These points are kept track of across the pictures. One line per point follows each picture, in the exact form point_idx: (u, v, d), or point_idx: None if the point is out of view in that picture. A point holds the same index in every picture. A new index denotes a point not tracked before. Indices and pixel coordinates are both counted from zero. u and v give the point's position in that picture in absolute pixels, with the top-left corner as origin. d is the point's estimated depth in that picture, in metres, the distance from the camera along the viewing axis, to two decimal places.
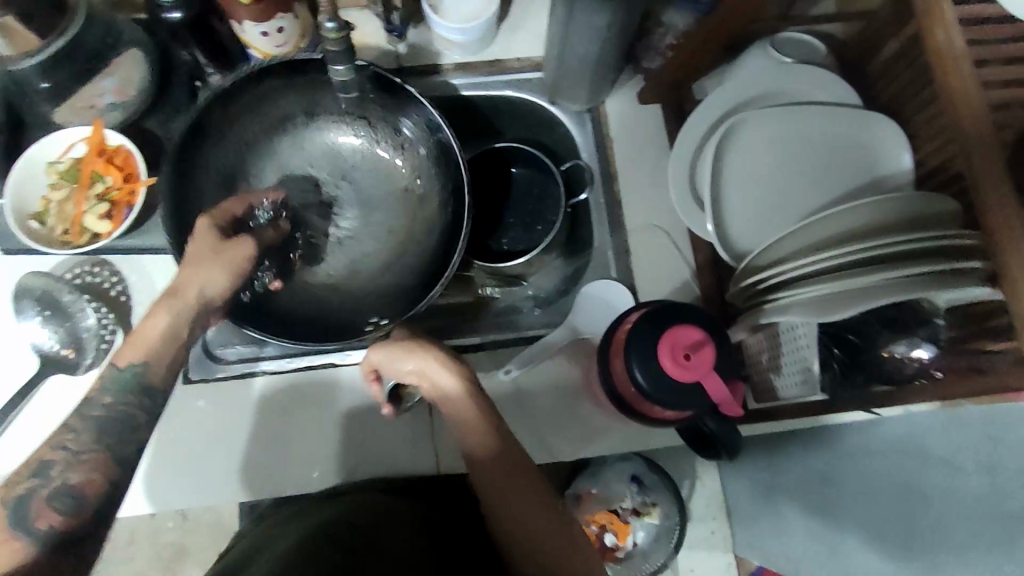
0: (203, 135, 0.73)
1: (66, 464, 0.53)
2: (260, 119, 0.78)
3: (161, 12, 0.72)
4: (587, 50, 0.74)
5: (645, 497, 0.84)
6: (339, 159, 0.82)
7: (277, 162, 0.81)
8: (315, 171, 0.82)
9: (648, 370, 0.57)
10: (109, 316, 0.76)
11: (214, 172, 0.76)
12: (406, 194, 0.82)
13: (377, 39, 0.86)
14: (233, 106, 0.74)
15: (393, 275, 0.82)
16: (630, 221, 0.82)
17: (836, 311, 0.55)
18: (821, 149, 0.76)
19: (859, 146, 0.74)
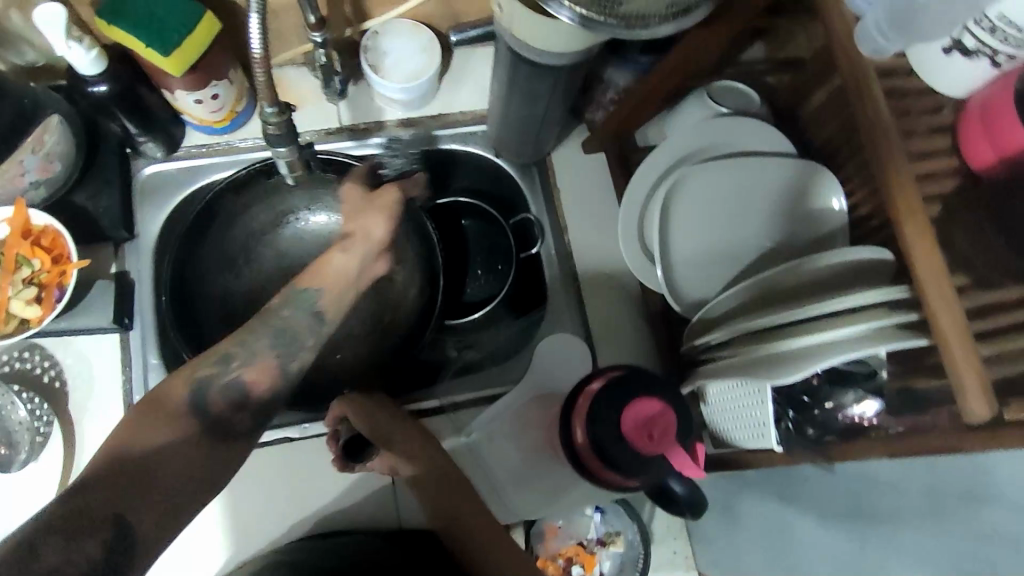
0: (208, 237, 0.82)
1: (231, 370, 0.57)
2: (265, 211, 0.86)
3: (87, 86, 0.70)
4: (532, 109, 0.75)
5: (609, 527, 0.85)
6: (324, 232, 0.89)
7: (279, 244, 0.88)
8: (311, 247, 0.89)
9: (607, 435, 0.60)
10: (43, 406, 0.72)
11: (221, 257, 0.85)
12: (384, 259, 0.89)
13: (318, 98, 0.85)
14: (238, 201, 0.83)
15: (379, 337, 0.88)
16: (582, 273, 0.83)
17: (779, 374, 0.58)
18: (758, 197, 0.78)
19: (795, 193, 0.77)
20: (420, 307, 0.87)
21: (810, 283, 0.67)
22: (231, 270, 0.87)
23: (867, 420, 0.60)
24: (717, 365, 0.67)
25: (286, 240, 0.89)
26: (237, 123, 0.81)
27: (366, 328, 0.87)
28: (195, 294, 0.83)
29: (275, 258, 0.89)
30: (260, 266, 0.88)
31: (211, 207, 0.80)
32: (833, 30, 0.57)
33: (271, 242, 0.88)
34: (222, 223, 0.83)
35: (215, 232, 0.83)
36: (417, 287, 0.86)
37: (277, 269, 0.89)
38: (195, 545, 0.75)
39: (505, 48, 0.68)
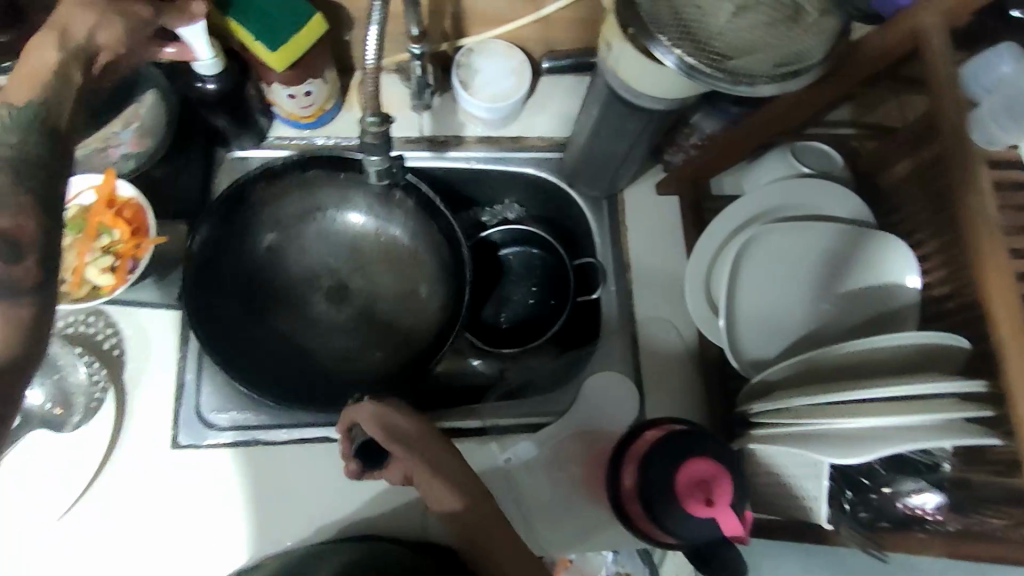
0: (235, 221, 0.82)
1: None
2: (296, 203, 0.86)
3: (197, 82, 0.72)
4: (615, 143, 0.75)
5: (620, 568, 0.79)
6: (353, 236, 0.88)
7: (305, 244, 0.88)
8: (340, 251, 0.88)
9: (660, 489, 0.59)
10: (101, 371, 0.75)
11: (252, 249, 0.85)
12: (411, 259, 0.88)
13: (402, 105, 0.86)
14: (271, 188, 0.82)
15: (394, 352, 0.87)
16: (639, 313, 0.83)
17: (840, 453, 0.56)
18: (815, 258, 0.77)
19: (855, 263, 0.75)
20: (441, 322, 0.86)
21: (875, 360, 0.65)
22: (257, 260, 0.85)
23: (924, 510, 0.59)
24: (772, 432, 0.66)
25: (311, 235, 0.88)
26: (323, 120, 0.84)
27: (386, 341, 0.88)
28: (221, 282, 0.82)
29: (298, 259, 0.88)
30: (282, 265, 0.87)
31: (241, 193, 0.80)
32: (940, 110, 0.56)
33: (296, 241, 0.88)
34: (252, 207, 0.83)
35: (240, 220, 0.82)
36: (441, 302, 0.88)
37: (299, 268, 0.88)
38: (215, 530, 0.73)
39: (602, 83, 0.69)
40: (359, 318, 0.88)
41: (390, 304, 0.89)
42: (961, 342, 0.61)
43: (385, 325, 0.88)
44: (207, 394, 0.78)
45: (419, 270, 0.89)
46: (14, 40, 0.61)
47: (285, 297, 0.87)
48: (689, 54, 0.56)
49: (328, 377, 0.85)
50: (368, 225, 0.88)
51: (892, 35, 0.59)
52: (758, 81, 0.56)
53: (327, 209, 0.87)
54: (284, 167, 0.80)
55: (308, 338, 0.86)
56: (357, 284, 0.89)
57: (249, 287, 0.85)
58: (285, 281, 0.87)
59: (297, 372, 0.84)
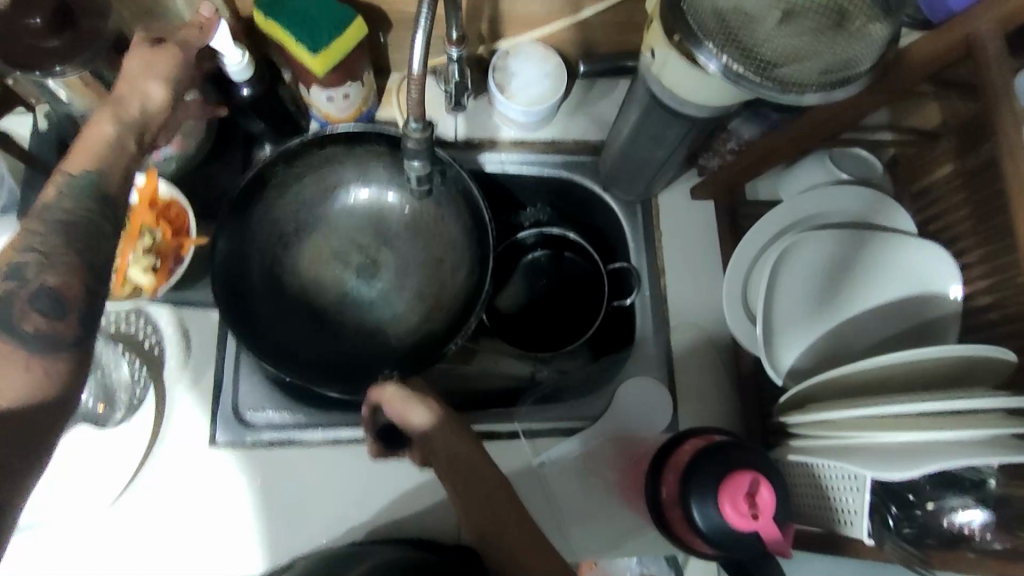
0: (263, 202, 0.82)
1: (39, 265, 0.49)
2: (316, 182, 0.86)
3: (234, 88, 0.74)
4: (653, 149, 0.75)
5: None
6: (381, 211, 0.89)
7: (331, 224, 0.89)
8: (369, 230, 0.89)
9: (701, 503, 0.58)
10: (142, 368, 0.78)
11: (280, 231, 0.86)
12: (439, 231, 0.89)
13: (438, 108, 0.86)
14: (289, 170, 0.82)
15: (423, 330, 0.88)
16: (673, 319, 0.83)
17: (885, 467, 0.55)
18: (851, 241, 0.76)
19: (896, 250, 0.74)
20: (467, 296, 0.87)
21: (918, 372, 0.63)
22: (280, 244, 0.86)
23: (970, 529, 0.59)
24: (811, 445, 0.65)
25: (338, 213, 0.88)
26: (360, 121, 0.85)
27: (417, 305, 0.89)
28: (246, 275, 0.82)
29: (325, 240, 0.89)
30: (309, 246, 0.88)
31: (265, 174, 0.79)
32: (995, 121, 0.55)
33: (322, 221, 0.88)
34: (274, 191, 0.82)
35: (268, 200, 0.83)
36: (467, 268, 0.88)
37: (326, 249, 0.89)
38: (253, 528, 0.75)
39: (644, 90, 0.68)
40: (388, 294, 0.89)
41: (420, 276, 0.89)
42: (1009, 356, 0.60)
43: (416, 303, 0.89)
44: (244, 393, 0.80)
45: (446, 238, 0.88)
46: (64, 46, 0.62)
47: (313, 284, 0.87)
48: (736, 62, 0.55)
49: (356, 358, 0.86)
50: (394, 197, 0.89)
51: (945, 42, 0.58)
52: (808, 90, 0.55)
53: (348, 185, 0.88)
54: (301, 146, 0.79)
55: (339, 316, 0.87)
56: (386, 259, 0.89)
57: (275, 274, 0.85)
58: (315, 263, 0.88)
59: (326, 354, 0.85)
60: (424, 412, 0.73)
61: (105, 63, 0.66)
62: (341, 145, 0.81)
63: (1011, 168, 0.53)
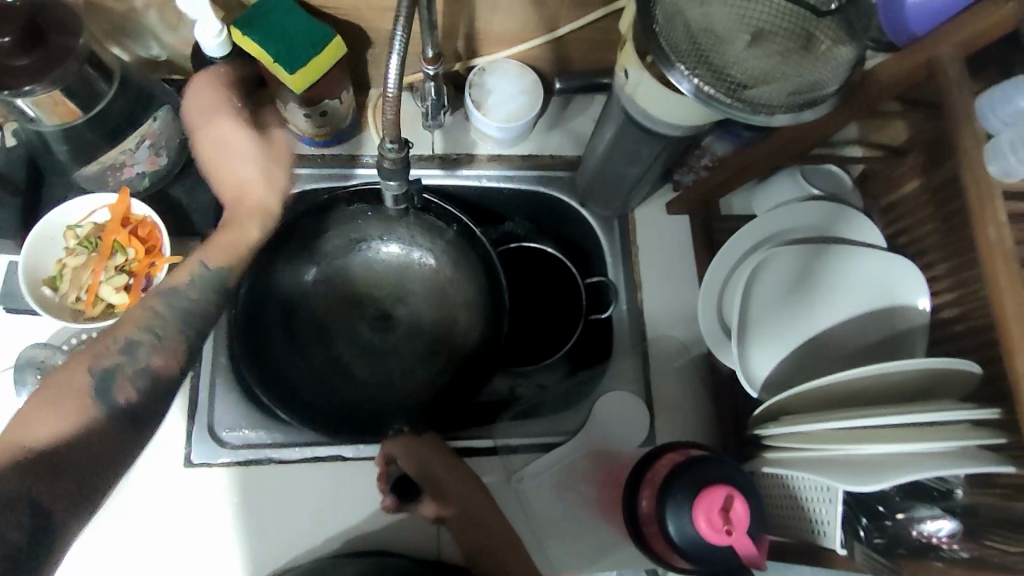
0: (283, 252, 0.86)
1: (151, 348, 0.63)
2: (339, 237, 0.89)
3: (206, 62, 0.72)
4: (628, 166, 0.76)
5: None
6: (398, 268, 0.92)
7: (352, 279, 0.91)
8: (388, 286, 0.92)
9: (676, 518, 0.59)
10: None
11: (301, 285, 0.89)
12: (446, 279, 0.92)
13: (415, 124, 0.86)
14: (315, 224, 0.86)
15: (433, 373, 0.92)
16: (650, 333, 0.84)
17: (856, 480, 0.56)
18: (837, 273, 0.78)
19: (878, 279, 0.75)
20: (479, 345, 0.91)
21: (887, 385, 0.65)
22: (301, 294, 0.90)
23: (939, 539, 0.60)
24: (786, 456, 0.66)
25: (355, 265, 0.91)
26: (335, 140, 0.84)
27: (430, 355, 0.92)
28: (264, 317, 0.87)
29: (342, 291, 0.91)
30: (329, 299, 0.91)
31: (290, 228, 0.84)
32: (956, 143, 0.57)
33: (342, 276, 0.91)
34: (302, 241, 0.87)
35: (290, 249, 0.87)
36: (479, 329, 0.92)
37: (341, 299, 0.91)
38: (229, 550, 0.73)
39: (619, 108, 0.69)
40: (400, 344, 0.92)
41: (433, 329, 0.92)
42: (975, 367, 0.61)
43: (428, 351, 0.92)
44: (220, 412, 0.78)
45: (458, 298, 0.92)
46: (34, 65, 0.61)
47: (327, 333, 0.91)
48: (707, 84, 0.56)
49: (370, 410, 0.89)
50: (411, 255, 0.92)
51: (910, 66, 0.60)
52: (778, 111, 0.56)
53: (370, 241, 0.91)
54: (331, 199, 0.84)
55: (354, 364, 0.91)
56: (400, 313, 0.92)
57: (291, 320, 0.89)
58: (330, 313, 0.91)
59: (344, 406, 0.88)
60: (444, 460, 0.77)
61: (76, 81, 0.65)
62: (369, 205, 0.86)
63: (971, 189, 0.55)
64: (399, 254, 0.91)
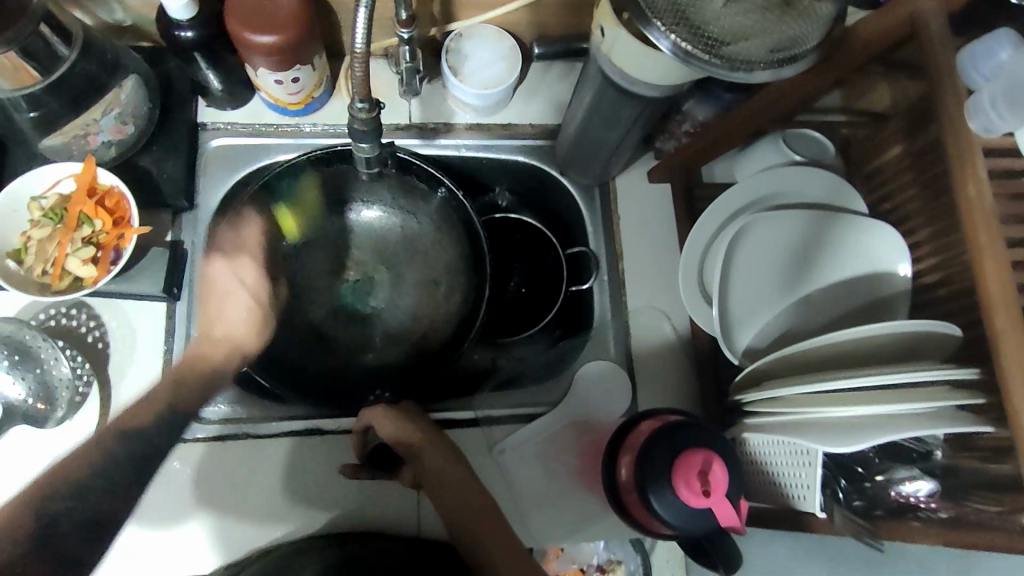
0: (261, 216, 0.84)
1: None
2: (318, 199, 0.88)
3: (174, 30, 0.70)
4: (607, 131, 0.74)
5: (610, 554, 0.79)
6: (380, 232, 0.91)
7: (333, 243, 0.91)
8: (371, 251, 0.92)
9: (656, 487, 0.58)
10: (85, 365, 0.74)
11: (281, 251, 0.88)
12: (427, 242, 0.91)
13: (391, 93, 0.84)
14: (292, 186, 0.84)
15: (414, 342, 0.90)
16: (632, 302, 0.83)
17: (834, 442, 0.56)
18: (823, 238, 0.76)
19: (859, 248, 0.75)
20: (461, 317, 0.89)
21: (869, 348, 0.65)
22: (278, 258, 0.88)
23: (917, 500, 0.60)
24: (765, 421, 0.66)
25: (338, 231, 0.91)
26: (310, 108, 0.83)
27: (414, 321, 0.91)
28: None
29: (324, 256, 0.91)
30: (309, 265, 0.90)
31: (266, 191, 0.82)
32: (938, 99, 0.55)
33: (323, 240, 0.91)
34: (280, 202, 0.84)
35: (270, 211, 0.85)
36: (461, 293, 0.90)
37: (323, 265, 0.91)
38: (207, 524, 0.73)
39: (597, 70, 0.68)
40: (383, 310, 0.91)
41: (415, 297, 0.92)
42: (954, 331, 0.60)
43: (410, 318, 0.91)
44: None
45: (439, 265, 0.91)
46: None
47: (308, 298, 0.90)
48: (684, 40, 0.54)
49: (352, 376, 0.89)
50: (392, 219, 0.91)
51: (890, 21, 0.59)
52: (757, 68, 0.55)
53: (351, 205, 0.90)
54: (307, 162, 0.80)
55: (337, 329, 0.90)
56: (383, 277, 0.92)
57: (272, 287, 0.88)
58: (310, 279, 0.90)
59: (328, 373, 0.88)
60: (418, 432, 0.74)
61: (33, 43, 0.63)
62: (346, 167, 0.83)
63: (952, 147, 0.54)
64: (381, 219, 0.91)
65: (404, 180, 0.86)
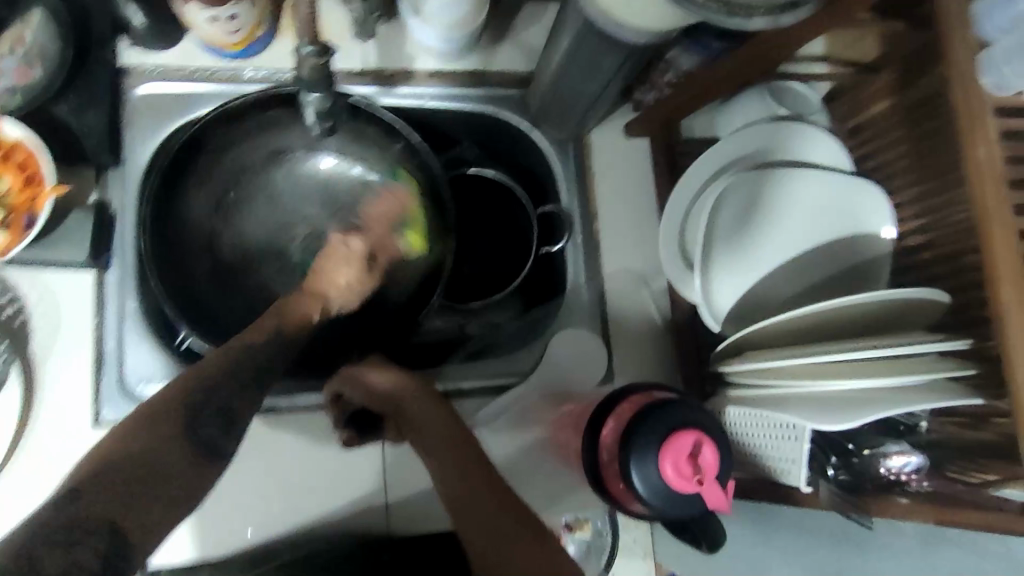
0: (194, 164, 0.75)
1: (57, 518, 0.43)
2: (260, 147, 0.80)
3: None
4: (586, 82, 0.68)
5: (578, 512, 0.74)
6: (333, 186, 0.84)
7: (272, 192, 0.83)
8: (320, 203, 0.84)
9: (640, 468, 0.55)
10: (1, 343, 0.66)
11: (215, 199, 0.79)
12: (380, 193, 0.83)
13: (344, 34, 0.76)
14: (231, 129, 0.74)
15: None
16: (607, 265, 0.79)
17: (824, 419, 0.53)
18: (806, 198, 0.72)
19: (843, 208, 0.71)
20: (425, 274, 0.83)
21: (855, 317, 0.62)
22: (217, 211, 0.80)
23: (905, 475, 0.59)
24: (749, 392, 0.63)
25: (284, 182, 0.83)
26: (252, 50, 0.74)
27: None
28: (184, 245, 0.77)
29: (264, 208, 0.83)
30: (247, 221, 0.82)
31: (200, 136, 0.72)
32: (946, 53, 0.51)
33: (263, 188, 0.82)
34: (215, 151, 0.76)
35: (202, 159, 0.75)
36: (422, 248, 0.83)
37: (266, 221, 0.83)
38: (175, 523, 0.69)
39: (577, 13, 0.61)
40: None
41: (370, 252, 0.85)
42: (943, 297, 0.57)
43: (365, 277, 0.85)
44: (135, 364, 0.69)
45: (395, 217, 0.84)
46: None
47: (253, 251, 0.83)
48: None
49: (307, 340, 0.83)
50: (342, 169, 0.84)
51: None
52: (755, 14, 0.49)
53: (294, 151, 0.82)
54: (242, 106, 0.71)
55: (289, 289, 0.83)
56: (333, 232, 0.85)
57: (214, 249, 0.80)
58: (251, 239, 0.82)
59: None
60: (394, 387, 0.69)
61: None
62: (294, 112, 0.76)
63: (962, 107, 0.50)
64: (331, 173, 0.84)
65: (364, 129, 0.78)
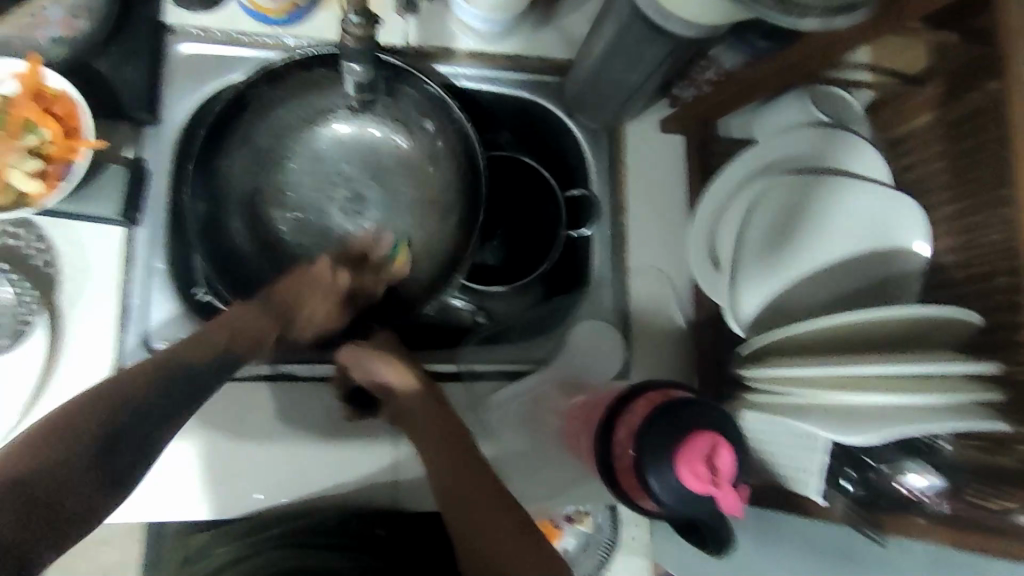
0: (234, 125, 0.75)
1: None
2: (300, 109, 0.80)
3: None
4: (627, 74, 0.68)
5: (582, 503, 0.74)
6: (373, 154, 0.85)
7: (312, 155, 0.83)
8: (360, 167, 0.84)
9: (657, 467, 0.54)
10: (30, 290, 0.68)
11: (248, 162, 0.79)
12: (417, 156, 0.84)
13: (386, 8, 0.76)
14: (269, 94, 0.74)
15: None
16: (633, 261, 0.79)
17: (846, 432, 0.53)
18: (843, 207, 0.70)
19: (881, 218, 0.68)
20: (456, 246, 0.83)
21: (883, 331, 0.61)
22: (252, 171, 0.80)
23: (923, 496, 0.58)
24: (770, 398, 0.63)
25: (323, 141, 0.83)
26: (294, 18, 0.74)
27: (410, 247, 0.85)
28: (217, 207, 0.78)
29: (303, 172, 0.83)
30: (284, 184, 0.82)
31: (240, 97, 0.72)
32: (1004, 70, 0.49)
33: (298, 156, 0.82)
34: (253, 117, 0.76)
35: (245, 120, 0.76)
36: (456, 219, 0.84)
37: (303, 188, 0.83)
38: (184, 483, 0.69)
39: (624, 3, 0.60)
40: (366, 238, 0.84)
41: (407, 217, 0.85)
42: (974, 318, 0.56)
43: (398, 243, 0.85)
44: (158, 323, 0.71)
45: (433, 186, 0.85)
46: None
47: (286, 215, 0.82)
48: None
49: None
50: (383, 136, 0.84)
51: None
52: (810, 14, 0.48)
53: (337, 114, 0.82)
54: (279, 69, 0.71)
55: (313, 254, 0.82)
56: (372, 194, 0.85)
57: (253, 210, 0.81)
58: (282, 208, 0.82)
59: None
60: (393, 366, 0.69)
61: None
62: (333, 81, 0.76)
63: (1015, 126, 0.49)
64: (372, 141, 0.84)
65: (405, 95, 0.78)
